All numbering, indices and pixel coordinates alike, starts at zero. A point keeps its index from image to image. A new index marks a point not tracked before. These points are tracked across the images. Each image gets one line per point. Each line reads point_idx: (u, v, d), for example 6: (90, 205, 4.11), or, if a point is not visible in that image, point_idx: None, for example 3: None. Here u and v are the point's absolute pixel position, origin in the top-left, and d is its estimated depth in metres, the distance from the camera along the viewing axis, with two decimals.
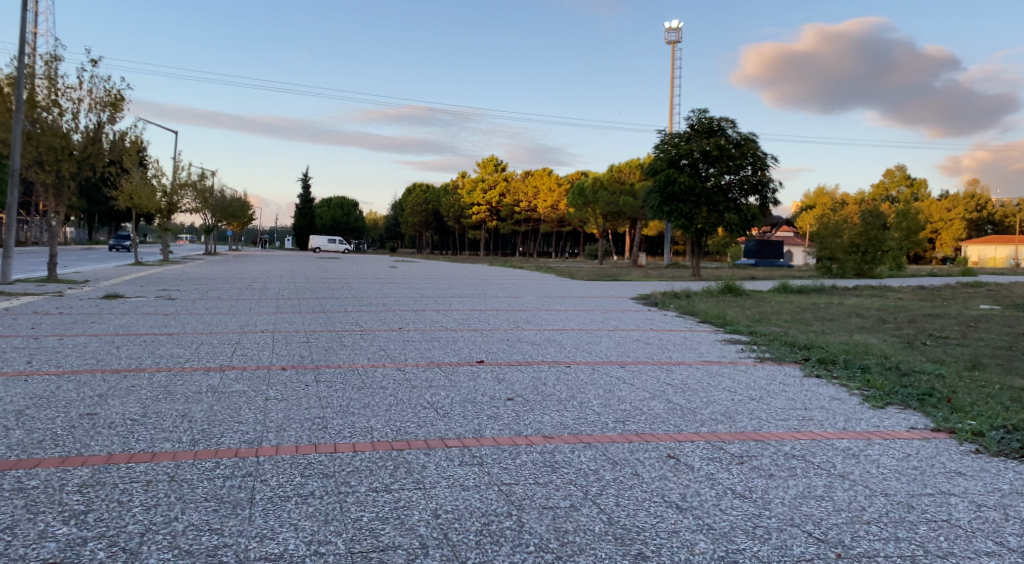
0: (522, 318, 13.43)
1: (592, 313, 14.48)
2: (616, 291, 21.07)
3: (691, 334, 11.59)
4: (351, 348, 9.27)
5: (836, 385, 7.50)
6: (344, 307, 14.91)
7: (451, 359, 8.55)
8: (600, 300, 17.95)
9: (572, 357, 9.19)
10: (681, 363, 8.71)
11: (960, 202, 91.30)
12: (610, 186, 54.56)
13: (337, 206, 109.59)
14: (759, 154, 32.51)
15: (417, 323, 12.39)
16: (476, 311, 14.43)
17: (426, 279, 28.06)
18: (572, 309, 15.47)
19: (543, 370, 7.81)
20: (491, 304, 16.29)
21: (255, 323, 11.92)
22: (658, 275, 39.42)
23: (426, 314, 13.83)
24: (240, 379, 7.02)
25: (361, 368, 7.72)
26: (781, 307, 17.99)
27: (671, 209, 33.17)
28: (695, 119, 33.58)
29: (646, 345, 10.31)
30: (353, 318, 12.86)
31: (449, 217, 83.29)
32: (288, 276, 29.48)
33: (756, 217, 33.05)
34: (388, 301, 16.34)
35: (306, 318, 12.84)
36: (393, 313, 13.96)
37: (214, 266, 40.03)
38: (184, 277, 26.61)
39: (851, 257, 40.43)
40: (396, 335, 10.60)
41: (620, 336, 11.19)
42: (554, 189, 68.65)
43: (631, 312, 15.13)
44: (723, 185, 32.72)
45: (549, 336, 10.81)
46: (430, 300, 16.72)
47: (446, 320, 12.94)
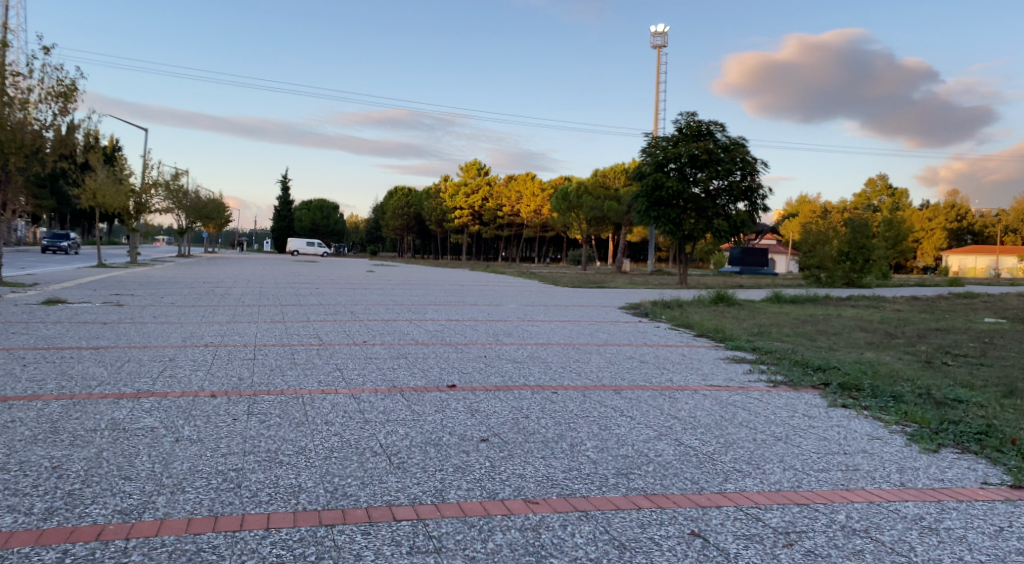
0: (502, 330, 12.22)
1: (579, 325, 13.31)
2: (603, 300, 19.91)
3: (690, 351, 10.45)
4: (305, 367, 8.02)
5: (869, 419, 6.39)
6: (309, 317, 13.62)
7: (418, 383, 7.34)
8: (586, 310, 16.79)
9: (558, 378, 7.99)
10: (685, 388, 7.55)
11: (941, 212, 91.69)
12: (594, 191, 53.60)
13: (318, 209, 107.86)
14: (748, 159, 31.67)
15: (386, 336, 11.13)
16: (453, 322, 13.19)
17: (403, 285, 26.74)
18: (558, 320, 14.29)
19: (525, 399, 6.61)
20: (470, 314, 15.09)
21: (203, 335, 10.57)
22: (643, 282, 38.39)
23: (398, 325, 12.56)
24: (153, 410, 5.71)
25: (309, 395, 6.46)
26: (779, 319, 16.98)
27: (658, 214, 32.13)
28: (683, 122, 32.69)
29: (641, 363, 9.16)
30: (315, 330, 11.55)
31: (432, 221, 82.33)
32: (258, 280, 28.02)
33: (746, 223, 32.12)
34: (359, 310, 15.06)
35: (262, 330, 11.53)
36: (361, 323, 12.69)
37: (184, 269, 38.37)
38: (145, 280, 25.01)
39: (839, 266, 39.77)
40: (359, 351, 9.34)
41: (612, 352, 10.02)
42: (538, 194, 68.49)
43: (621, 324, 13.99)
44: (712, 191, 31.79)
45: (531, 353, 9.60)
46: (405, 309, 15.45)
47: (419, 332, 11.69)
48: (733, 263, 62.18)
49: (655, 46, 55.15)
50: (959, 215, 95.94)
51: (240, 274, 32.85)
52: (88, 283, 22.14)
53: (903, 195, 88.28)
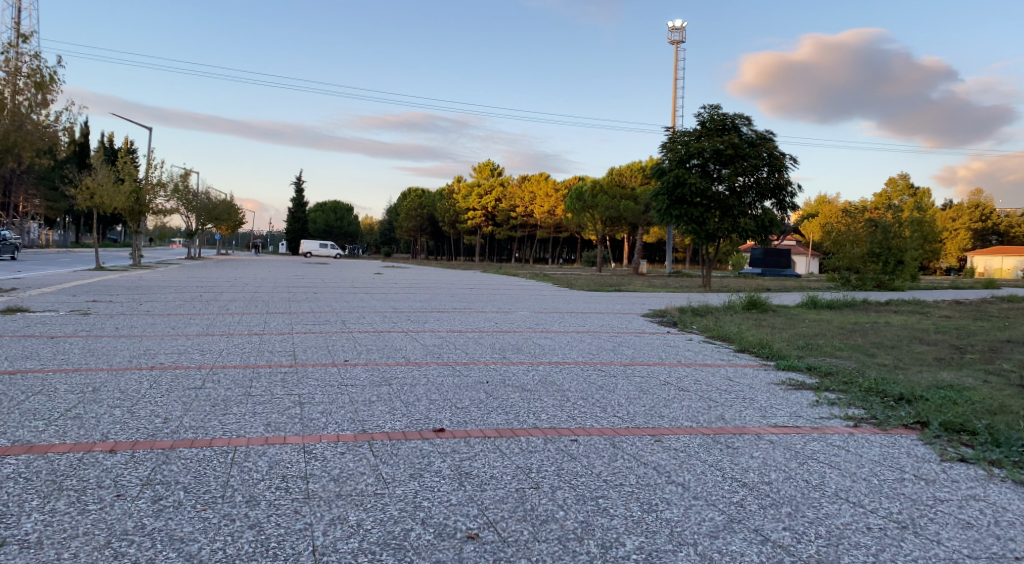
0: (511, 346, 10.53)
1: (599, 339, 11.61)
2: (624, 306, 18.18)
3: (736, 373, 8.72)
4: (258, 400, 6.37)
5: (1010, 485, 4.65)
6: (294, 328, 12.03)
7: (397, 425, 5.68)
8: (606, 318, 15.08)
9: (580, 414, 6.27)
10: (742, 432, 5.83)
11: (966, 212, 88.83)
12: (610, 190, 51.71)
13: (331, 210, 106.91)
14: (777, 154, 29.74)
15: (377, 353, 9.48)
16: (456, 334, 11.52)
17: (408, 289, 25.06)
18: (575, 331, 12.58)
19: (535, 454, 4.92)
20: (478, 323, 13.45)
21: (158, 354, 8.95)
22: (663, 284, 36.55)
23: (392, 338, 10.93)
24: (9, 479, 4.02)
25: (243, 449, 4.82)
26: (822, 329, 15.16)
27: (681, 213, 30.31)
28: (706, 115, 30.83)
29: (679, 392, 7.44)
30: (294, 346, 9.94)
31: (443, 222, 80.76)
32: (257, 283, 26.50)
33: (774, 223, 30.25)
34: (352, 319, 13.47)
35: (232, 345, 9.92)
36: (349, 336, 11.06)
37: (184, 271, 36.92)
38: (135, 285, 23.50)
39: (871, 267, 37.67)
40: (335, 375, 7.68)
41: (643, 375, 8.30)
42: (552, 195, 66.89)
43: (647, 336, 12.29)
44: (738, 188, 29.93)
45: (545, 377, 7.91)
46: (404, 318, 13.83)
47: (415, 347, 10.05)
48: (754, 265, 60.12)
49: (671, 42, 53.31)
50: (983, 215, 93.15)
51: (242, 277, 31.42)
52: (71, 288, 20.65)
53: (925, 194, 85.61)
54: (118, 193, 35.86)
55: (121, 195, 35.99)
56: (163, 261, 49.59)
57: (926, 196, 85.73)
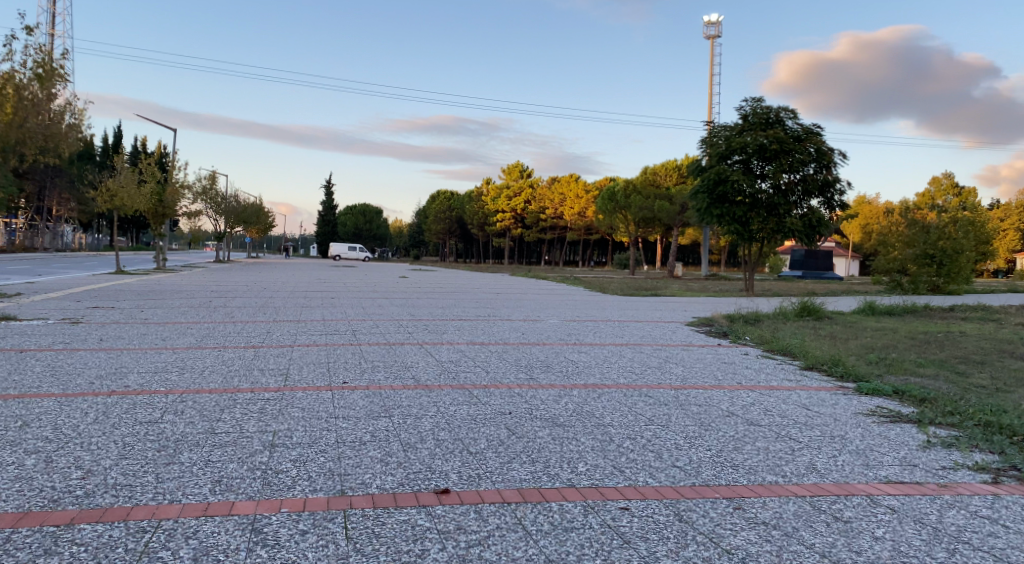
0: (540, 363, 9.10)
1: (639, 353, 10.14)
2: (663, 313, 16.68)
3: (813, 400, 7.18)
4: (219, 441, 5.08)
5: None
6: (297, 339, 10.83)
7: (388, 482, 4.32)
8: (646, 328, 13.59)
9: (628, 465, 4.82)
10: (848, 493, 4.34)
11: (1014, 212, 84.60)
12: (643, 190, 49.92)
13: (360, 213, 106.73)
14: (825, 149, 27.87)
15: (384, 371, 8.16)
16: (477, 348, 10.15)
17: (432, 293, 23.82)
18: (611, 343, 11.11)
19: (572, 540, 3.50)
20: (502, 334, 12.06)
21: (130, 373, 7.74)
22: (701, 288, 34.76)
23: (404, 352, 9.65)
24: None
25: (168, 527, 3.50)
26: (891, 340, 13.41)
27: (721, 213, 28.67)
28: (749, 109, 29.10)
29: (749, 429, 5.94)
30: (290, 363, 8.67)
31: (473, 225, 79.71)
32: (277, 288, 25.52)
33: (822, 222, 28.41)
34: (365, 328, 12.22)
35: (222, 362, 8.70)
36: (356, 350, 9.76)
37: (207, 275, 36.17)
38: (149, 289, 22.64)
39: (925, 269, 35.38)
40: (325, 404, 6.37)
41: (699, 404, 6.83)
42: (582, 196, 65.34)
43: (695, 350, 10.77)
44: (783, 186, 28.12)
45: (581, 407, 6.48)
46: (422, 327, 12.54)
47: (430, 364, 8.75)
48: (794, 267, 57.75)
49: (706, 38, 51.36)
50: None
51: (266, 281, 30.59)
52: (79, 293, 19.82)
53: (970, 194, 81.79)
54: (141, 195, 35.37)
55: (143, 197, 35.40)
56: (189, 264, 49.34)
57: (971, 196, 81.88)
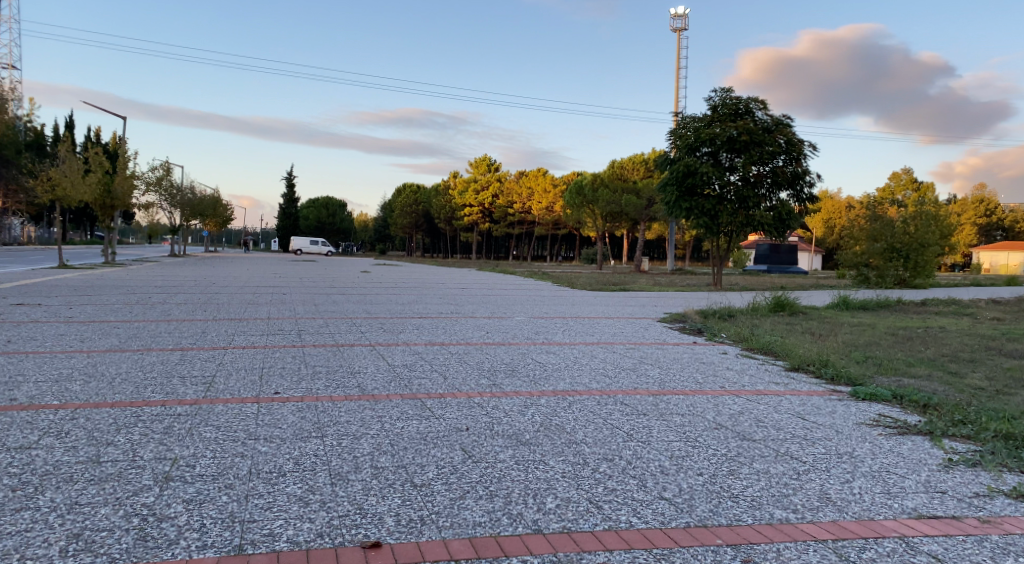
0: (502, 366, 8.20)
1: (613, 353, 9.31)
2: (633, 309, 15.94)
3: (808, 409, 6.42)
4: (97, 475, 4.05)
5: None
6: (235, 340, 9.76)
7: (303, 533, 3.36)
8: (616, 325, 12.80)
9: (605, 500, 3.93)
10: (878, 536, 3.52)
11: (970, 207, 86.50)
12: (611, 184, 49.26)
13: (324, 206, 104.44)
14: (795, 140, 27.47)
15: (325, 378, 7.16)
16: (434, 349, 9.20)
17: (392, 288, 22.74)
18: (581, 342, 10.27)
19: None
20: (464, 333, 11.11)
21: (24, 383, 6.60)
22: (669, 282, 34.27)
23: (353, 354, 8.68)
24: None
25: None
26: (872, 337, 12.86)
27: (690, 206, 28.15)
28: (718, 99, 28.57)
29: (745, 446, 5.11)
30: (219, 369, 7.60)
31: (439, 219, 78.46)
32: (228, 283, 24.15)
33: (792, 215, 28.06)
34: (313, 328, 11.19)
35: (140, 368, 7.60)
36: (299, 352, 8.72)
37: (157, 270, 34.42)
38: (87, 284, 21.10)
39: (892, 264, 35.47)
40: (246, 422, 5.36)
41: (683, 414, 5.99)
42: (549, 190, 64.65)
43: (671, 349, 9.99)
44: (752, 178, 27.69)
45: (549, 422, 5.59)
46: (376, 326, 11.53)
47: (381, 368, 7.81)
48: (759, 261, 57.95)
49: (673, 30, 50.96)
50: (989, 209, 90.84)
51: (219, 275, 29.18)
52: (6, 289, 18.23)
53: (928, 189, 83.25)
54: (85, 185, 33.46)
55: (87, 187, 33.52)
56: (141, 258, 47.23)
57: (929, 191, 83.33)
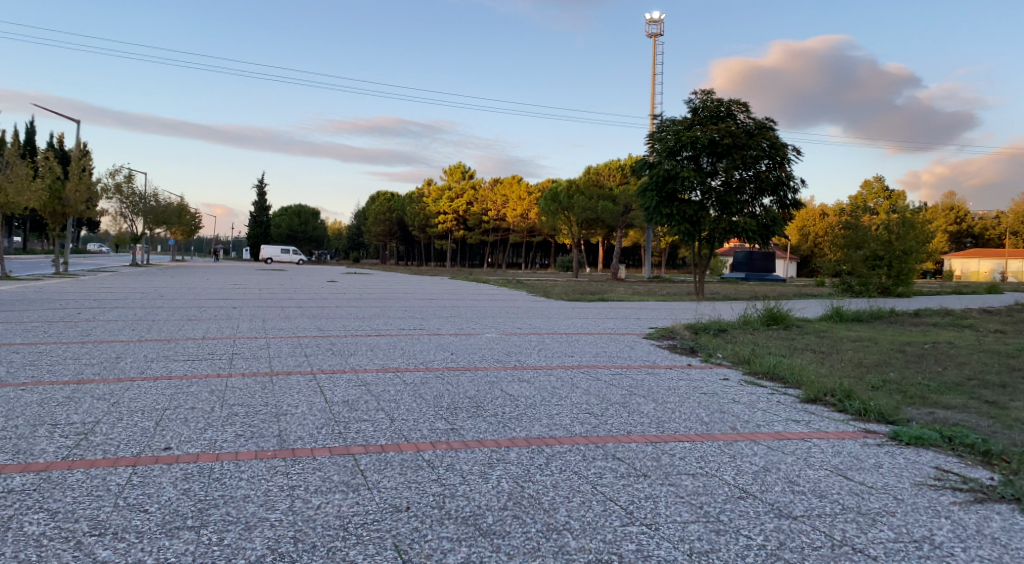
0: (465, 401, 6.76)
1: (598, 381, 7.95)
2: (614, 323, 14.65)
3: (846, 462, 5.14)
4: None
5: None
6: (150, 367, 8.19)
7: None
8: (598, 343, 11.44)
9: None
10: None
11: (942, 214, 87.05)
12: (587, 190, 48.10)
13: (295, 214, 102.08)
14: (779, 144, 26.50)
15: (239, 425, 5.66)
16: (387, 378, 7.74)
17: (357, 300, 21.17)
18: (560, 367, 8.87)
19: None
20: (425, 356, 9.64)
21: None
22: (648, 291, 33.14)
23: (289, 387, 7.23)
24: None
25: None
26: (880, 355, 11.63)
27: (672, 211, 27.06)
28: (699, 102, 27.56)
29: (789, 532, 3.76)
30: (107, 411, 6.00)
31: (413, 227, 76.81)
32: (179, 294, 22.39)
33: (776, 221, 27.03)
34: (251, 351, 9.63)
35: (6, 409, 6.00)
36: (219, 386, 7.17)
37: (109, 280, 32.36)
38: (17, 297, 19.14)
39: (877, 273, 34.69)
40: (99, 502, 3.83)
41: (693, 477, 4.65)
42: (525, 197, 63.45)
43: (665, 375, 8.66)
44: (735, 183, 26.68)
45: (520, 495, 4.18)
46: (324, 349, 10.01)
47: (315, 407, 6.33)
48: (738, 269, 57.46)
49: (649, 35, 50.13)
50: (959, 217, 91.72)
51: (173, 286, 27.35)
52: None
53: (901, 196, 83.53)
54: (30, 191, 31.27)
55: (33, 193, 31.37)
56: (99, 268, 44.79)
57: (902, 198, 83.63)
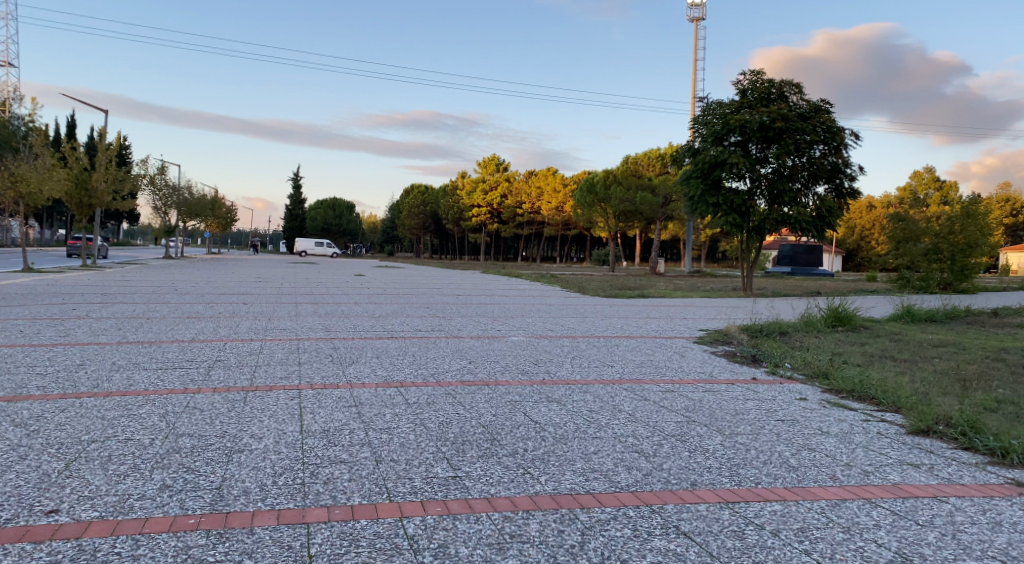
0: (476, 432, 5.28)
1: (646, 404, 6.40)
2: (657, 324, 13.01)
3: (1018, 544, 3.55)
4: None
5: None
6: (111, 381, 6.86)
7: None
8: (641, 349, 9.82)
9: None
10: None
11: (998, 206, 82.49)
12: (624, 181, 46.26)
13: (330, 207, 101.85)
14: (836, 127, 24.43)
15: (173, 469, 4.25)
16: (385, 398, 6.28)
17: (380, 295, 19.90)
18: (598, 382, 7.33)
19: None
20: (438, 365, 8.18)
21: None
22: (690, 286, 31.28)
23: (264, 408, 5.85)
24: None
25: None
26: (977, 366, 9.78)
27: (718, 200, 25.18)
28: (748, 83, 25.63)
29: None
30: (15, 443, 4.63)
31: (447, 219, 75.78)
32: (196, 287, 21.29)
33: (832, 211, 24.93)
34: (238, 358, 8.29)
35: None
36: (176, 408, 5.77)
37: (136, 273, 31.62)
38: (26, 289, 18.23)
39: (938, 266, 32.13)
40: None
41: None
42: (560, 189, 61.76)
43: (727, 393, 7.08)
44: (787, 170, 24.70)
45: None
46: (324, 355, 8.63)
47: (282, 440, 4.93)
48: (782, 262, 54.98)
49: (690, 20, 47.73)
50: (1014, 208, 86.96)
51: (192, 279, 26.41)
52: None
53: (951, 188, 79.48)
54: (57, 182, 30.68)
55: (60, 185, 30.77)
56: (132, 261, 44.46)
57: (952, 190, 79.61)
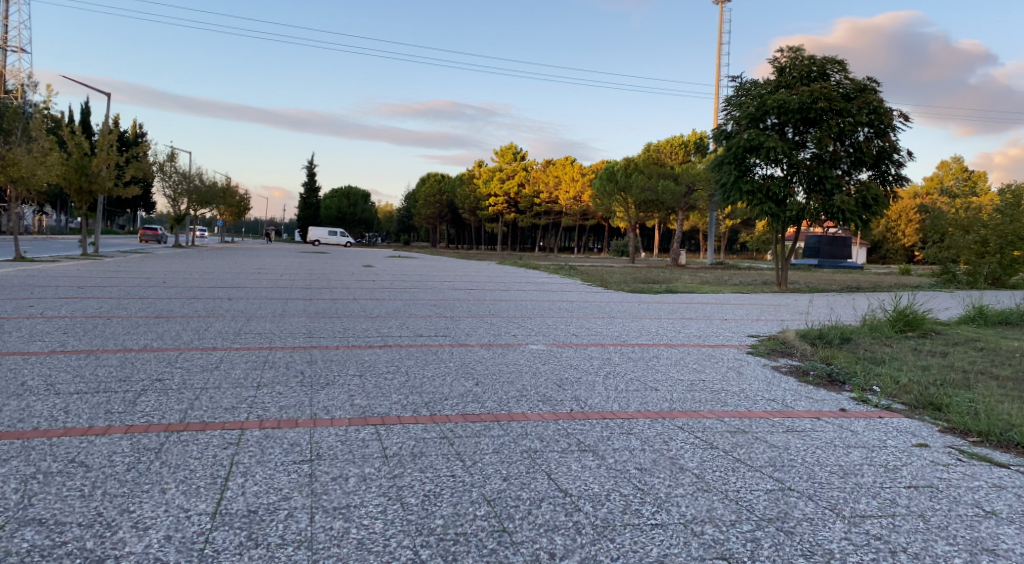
0: (475, 519, 3.49)
1: (717, 459, 4.58)
2: (697, 329, 11.14)
3: None
4: None
5: None
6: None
7: None
8: (688, 364, 7.97)
9: None
10: None
11: None
12: (647, 169, 44.18)
13: (345, 196, 100.48)
14: (884, 108, 22.25)
15: None
16: (351, 449, 4.51)
17: (385, 290, 18.22)
18: (644, 418, 5.50)
19: None
20: (434, 389, 6.40)
21: None
22: (719, 280, 29.26)
23: (178, 467, 4.12)
24: None
25: None
26: None
27: (753, 187, 23.16)
28: (787, 60, 23.56)
29: None
30: None
31: (463, 209, 73.98)
32: (187, 279, 19.72)
33: (879, 200, 22.71)
34: (184, 377, 6.57)
35: None
36: (52, 469, 4.01)
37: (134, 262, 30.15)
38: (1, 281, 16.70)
39: (986, 261, 29.45)
40: None
41: None
42: (578, 178, 59.68)
43: (818, 438, 5.21)
44: (829, 155, 22.60)
45: None
46: (293, 373, 6.87)
47: (177, 538, 3.22)
48: (809, 255, 52.58)
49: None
50: None
51: (191, 269, 24.95)
52: None
53: (982, 178, 76.15)
54: (52, 167, 29.24)
55: (55, 170, 29.38)
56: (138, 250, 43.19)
57: (984, 180, 76.27)
